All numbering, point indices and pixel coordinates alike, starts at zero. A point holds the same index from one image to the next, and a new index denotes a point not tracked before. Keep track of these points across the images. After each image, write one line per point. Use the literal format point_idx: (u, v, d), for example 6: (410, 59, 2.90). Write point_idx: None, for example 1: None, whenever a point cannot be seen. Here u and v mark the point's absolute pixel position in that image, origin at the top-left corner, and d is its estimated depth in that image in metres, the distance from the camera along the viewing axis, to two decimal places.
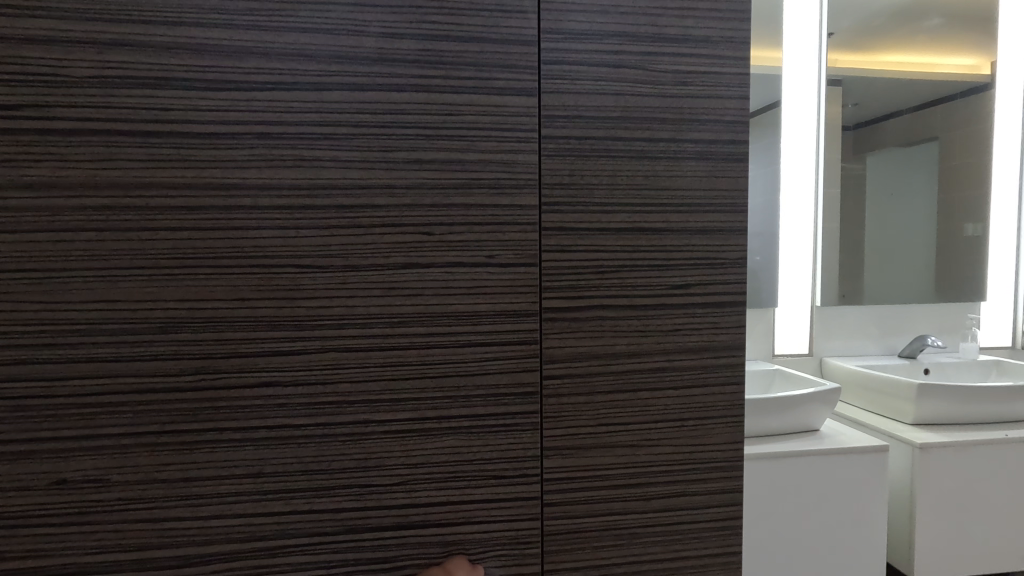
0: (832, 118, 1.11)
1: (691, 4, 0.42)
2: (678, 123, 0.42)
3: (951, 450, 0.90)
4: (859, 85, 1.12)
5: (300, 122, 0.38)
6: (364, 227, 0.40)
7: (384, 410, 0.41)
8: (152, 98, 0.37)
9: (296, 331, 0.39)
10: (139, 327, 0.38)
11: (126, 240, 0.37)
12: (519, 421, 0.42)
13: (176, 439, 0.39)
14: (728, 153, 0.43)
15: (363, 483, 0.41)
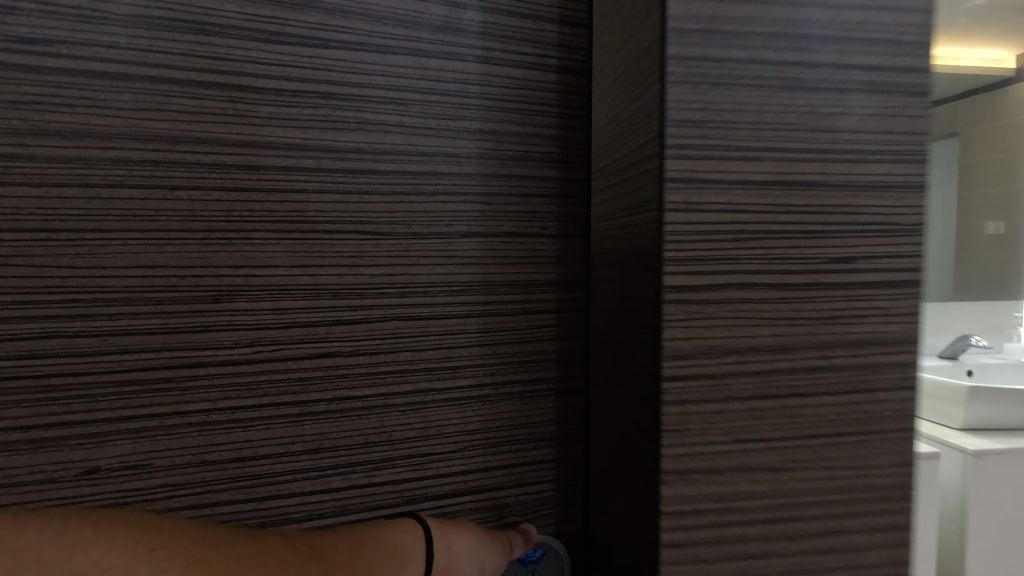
0: None
1: None
2: (866, 26, 0.29)
3: None
4: None
5: (363, 85, 0.36)
6: (426, 194, 0.37)
7: (446, 378, 0.38)
8: (205, 45, 0.33)
9: (357, 300, 0.36)
10: (184, 296, 0.34)
11: (171, 199, 0.33)
12: (568, 383, 0.41)
13: (226, 419, 0.35)
14: (918, 74, 0.30)
15: (424, 453, 0.38)
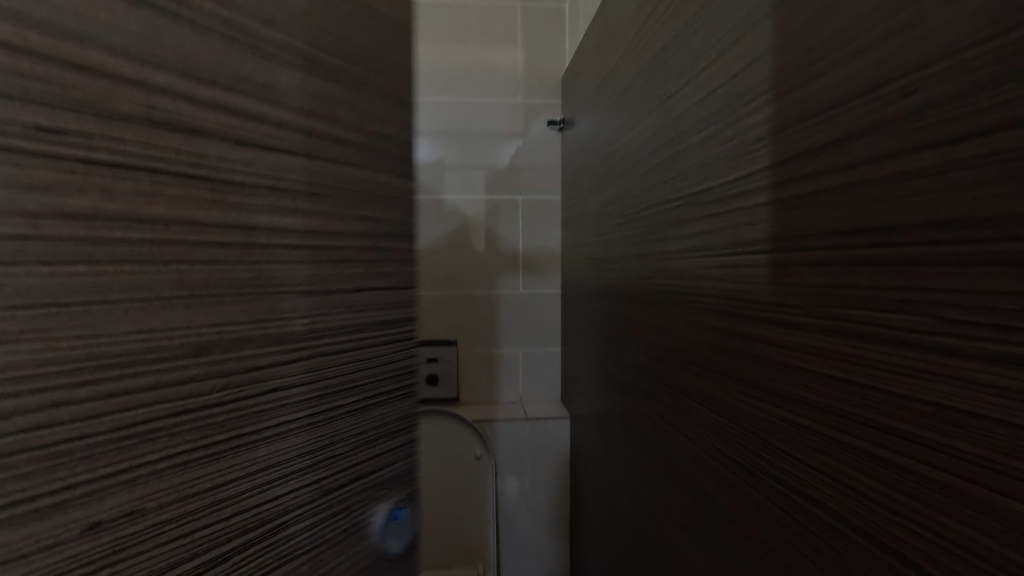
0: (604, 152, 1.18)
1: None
2: None
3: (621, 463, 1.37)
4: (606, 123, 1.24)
5: (304, 151, 0.40)
6: (349, 248, 0.44)
7: (352, 381, 0.45)
8: (200, 107, 0.33)
9: (301, 334, 0.40)
10: (173, 351, 0.32)
11: (168, 256, 0.31)
12: (411, 387, 0.53)
13: (177, 467, 0.32)
14: None
15: (340, 459, 0.44)
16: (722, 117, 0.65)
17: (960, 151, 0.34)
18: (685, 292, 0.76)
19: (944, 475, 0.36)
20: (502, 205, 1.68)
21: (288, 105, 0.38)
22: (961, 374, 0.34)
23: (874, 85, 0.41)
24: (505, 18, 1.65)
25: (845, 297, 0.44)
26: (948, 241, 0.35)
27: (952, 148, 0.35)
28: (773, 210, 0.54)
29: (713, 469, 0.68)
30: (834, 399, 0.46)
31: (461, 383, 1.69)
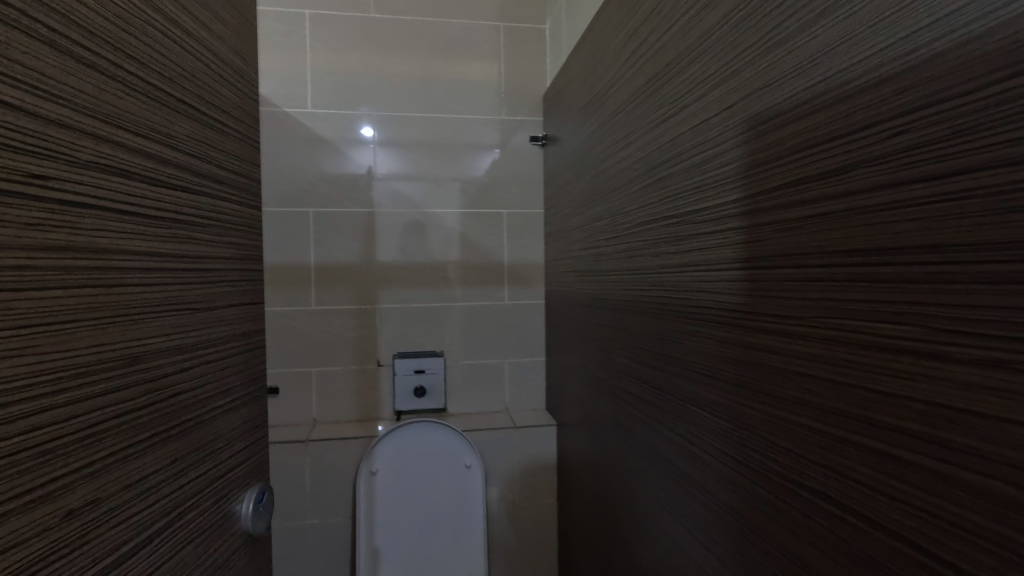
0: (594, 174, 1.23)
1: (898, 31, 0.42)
2: None
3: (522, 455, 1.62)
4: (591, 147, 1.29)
5: (179, 211, 0.54)
6: (207, 281, 0.59)
7: (215, 392, 0.61)
8: (113, 179, 0.44)
9: (184, 351, 0.55)
10: (113, 365, 0.44)
11: (110, 295, 0.44)
12: (245, 391, 0.70)
13: (107, 468, 0.43)
14: None
15: (210, 447, 0.60)
16: (715, 142, 0.70)
17: (947, 182, 0.38)
18: (681, 305, 0.80)
19: (936, 462, 0.40)
20: (488, 217, 1.73)
21: (163, 166, 0.50)
22: (957, 375, 0.38)
23: (867, 123, 0.45)
24: (488, 37, 1.71)
25: (844, 307, 0.48)
26: (942, 260, 0.39)
27: (946, 173, 0.38)
28: (771, 230, 0.58)
29: (716, 473, 0.71)
30: (840, 402, 0.49)
31: (448, 392, 1.72)
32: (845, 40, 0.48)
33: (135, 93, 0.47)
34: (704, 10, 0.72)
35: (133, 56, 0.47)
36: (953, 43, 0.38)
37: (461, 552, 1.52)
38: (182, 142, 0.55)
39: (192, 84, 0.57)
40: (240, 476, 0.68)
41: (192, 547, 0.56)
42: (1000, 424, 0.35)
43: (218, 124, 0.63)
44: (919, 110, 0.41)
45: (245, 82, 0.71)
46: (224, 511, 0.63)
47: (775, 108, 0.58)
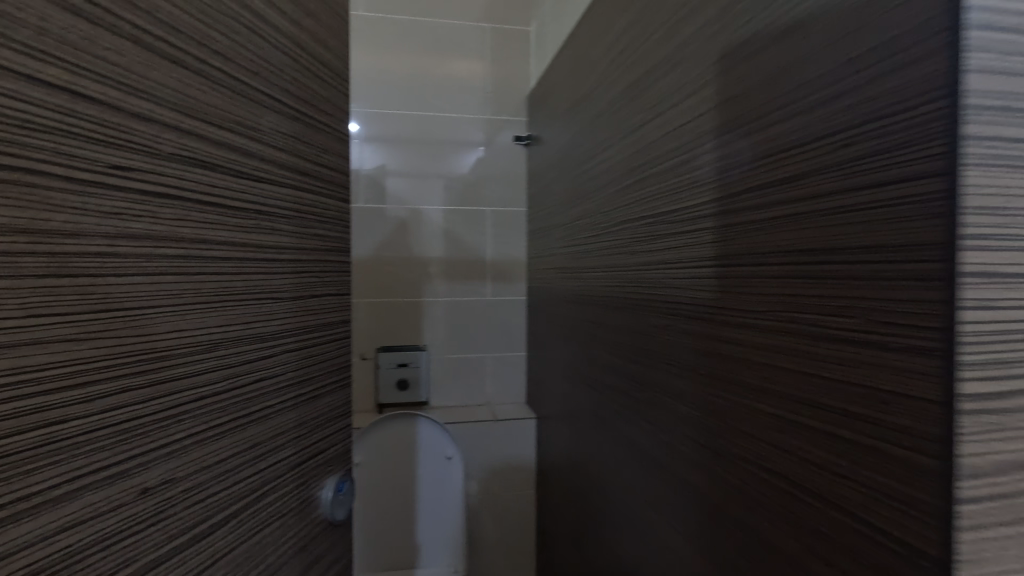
0: (578, 174, 1.26)
1: (856, 45, 0.44)
2: None
3: (505, 449, 1.65)
4: (571, 148, 1.32)
5: (260, 203, 0.54)
6: (290, 273, 0.60)
7: (297, 382, 0.62)
8: (189, 172, 0.45)
9: (265, 341, 0.55)
10: (191, 350, 0.45)
11: (188, 282, 0.45)
12: (328, 382, 0.71)
13: (183, 450, 0.44)
14: None
15: (289, 435, 0.60)
16: (691, 147, 0.73)
17: (876, 189, 0.42)
18: (658, 300, 0.84)
19: (876, 454, 0.43)
20: (472, 214, 1.76)
21: (237, 159, 0.51)
22: (882, 362, 0.42)
23: (828, 132, 0.48)
24: (475, 37, 1.74)
25: (804, 306, 0.51)
26: (872, 258, 0.42)
27: (890, 180, 0.40)
28: (738, 230, 0.62)
29: (689, 458, 0.75)
30: (797, 391, 0.53)
31: (431, 386, 1.76)
32: (812, 53, 0.50)
33: (217, 87, 0.48)
34: (682, 21, 0.76)
35: (216, 52, 0.48)
36: (898, 62, 0.40)
37: (436, 540, 1.57)
38: (267, 136, 0.55)
39: (278, 77, 0.58)
40: (322, 463, 0.68)
41: (269, 531, 0.56)
42: (912, 405, 0.39)
43: (305, 118, 0.63)
44: (857, 125, 0.44)
45: (334, 75, 0.71)
46: (304, 497, 0.64)
47: (743, 117, 0.61)
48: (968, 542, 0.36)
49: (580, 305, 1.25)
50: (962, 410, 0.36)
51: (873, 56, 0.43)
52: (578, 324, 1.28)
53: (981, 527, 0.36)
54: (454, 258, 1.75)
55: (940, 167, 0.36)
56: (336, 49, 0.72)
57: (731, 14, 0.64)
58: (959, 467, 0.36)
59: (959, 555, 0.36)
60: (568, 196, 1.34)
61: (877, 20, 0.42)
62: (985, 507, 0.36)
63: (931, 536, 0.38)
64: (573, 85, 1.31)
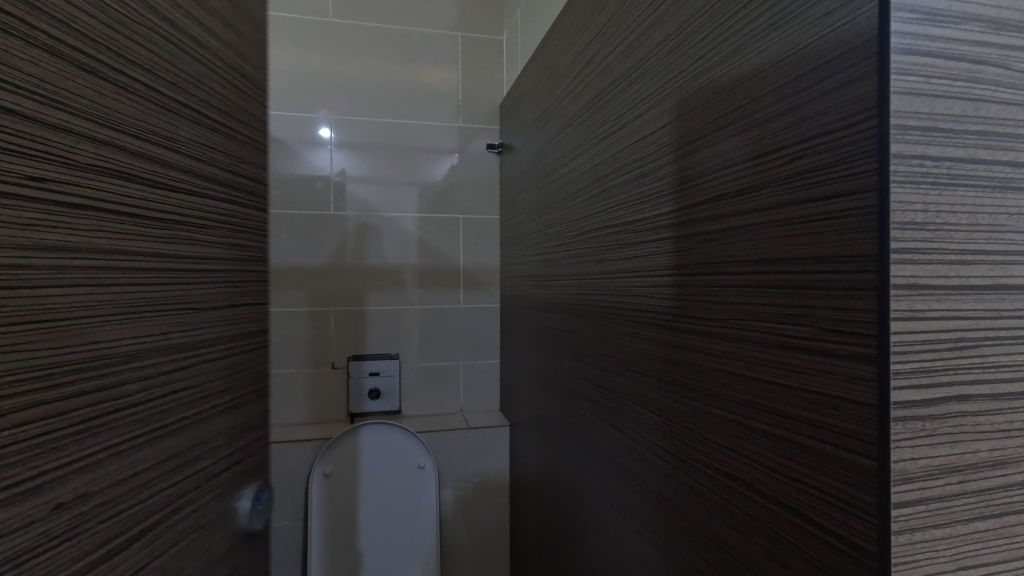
0: (547, 182, 1.27)
1: (799, 63, 0.46)
2: (994, 114, 0.39)
3: (478, 458, 1.65)
4: (540, 155, 1.33)
5: (179, 212, 0.54)
6: (207, 283, 0.60)
7: (213, 392, 0.62)
8: (109, 182, 0.44)
9: (181, 352, 0.55)
10: (110, 361, 0.45)
11: (109, 292, 0.44)
12: (243, 393, 0.70)
13: (100, 462, 0.44)
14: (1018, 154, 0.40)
15: (205, 446, 0.60)
16: (653, 157, 0.75)
17: (818, 204, 0.43)
18: (623, 308, 0.85)
19: (821, 457, 0.44)
20: (444, 222, 1.76)
21: (155, 168, 0.50)
22: (827, 368, 0.43)
23: (775, 146, 0.49)
24: (446, 45, 1.75)
25: (757, 313, 0.53)
26: (817, 267, 0.44)
27: (828, 194, 0.42)
28: (697, 240, 0.63)
29: (653, 463, 0.76)
30: (752, 396, 0.54)
31: (403, 395, 1.74)
32: (760, 70, 0.52)
33: (137, 98, 0.48)
34: (644, 34, 0.77)
35: (134, 60, 0.47)
36: (834, 84, 0.42)
37: (408, 553, 1.54)
38: (186, 144, 0.55)
39: (197, 88, 0.58)
40: (235, 476, 0.68)
41: (184, 546, 0.55)
42: (856, 409, 0.40)
43: (223, 127, 0.63)
44: (801, 141, 0.46)
45: (250, 82, 0.72)
46: (220, 509, 0.63)
47: (700, 130, 0.63)
48: (903, 544, 0.38)
49: (550, 312, 1.26)
50: (894, 416, 0.38)
51: (817, 75, 0.44)
52: (548, 331, 1.28)
53: (913, 528, 0.38)
54: (426, 268, 1.75)
55: (871, 183, 0.38)
56: (255, 59, 0.73)
57: (689, 29, 0.66)
58: (893, 470, 0.38)
59: (896, 554, 0.38)
60: (539, 204, 1.35)
61: (818, 40, 0.44)
62: (915, 508, 0.38)
63: (871, 535, 0.39)
64: (542, 93, 1.32)
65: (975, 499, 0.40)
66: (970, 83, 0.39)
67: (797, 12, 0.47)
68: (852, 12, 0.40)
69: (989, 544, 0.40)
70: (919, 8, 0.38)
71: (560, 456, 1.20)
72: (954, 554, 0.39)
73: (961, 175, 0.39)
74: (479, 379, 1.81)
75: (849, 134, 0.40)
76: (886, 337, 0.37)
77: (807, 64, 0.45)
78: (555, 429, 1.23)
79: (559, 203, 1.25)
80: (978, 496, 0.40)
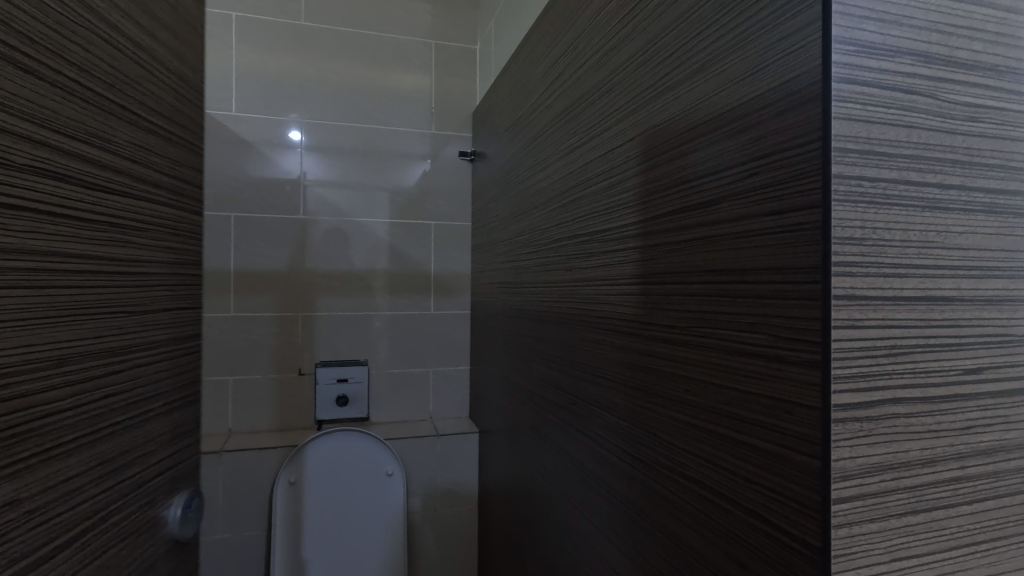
0: (518, 189, 1.29)
1: (752, 88, 0.50)
2: (925, 139, 0.43)
3: (447, 465, 1.64)
4: (512, 164, 1.35)
5: (117, 214, 0.55)
6: (144, 288, 0.61)
7: (148, 397, 0.62)
8: (44, 183, 0.45)
9: (116, 355, 0.56)
10: (40, 365, 0.45)
11: (40, 296, 0.45)
12: (181, 397, 0.70)
13: (28, 469, 0.44)
14: (950, 176, 0.43)
15: (140, 450, 0.60)
16: (620, 170, 0.77)
17: (772, 218, 0.46)
18: (590, 316, 0.87)
19: (770, 458, 0.47)
20: (416, 228, 1.76)
21: (92, 170, 0.51)
22: (778, 374, 0.45)
23: (731, 164, 0.52)
24: (420, 52, 1.75)
25: (713, 322, 0.55)
26: (772, 278, 0.46)
27: (778, 211, 0.45)
28: (660, 250, 0.66)
29: (618, 467, 0.77)
30: (709, 401, 0.56)
31: (371, 402, 1.72)
32: (718, 92, 0.55)
33: (74, 101, 0.48)
34: (612, 51, 0.80)
35: (73, 63, 0.48)
36: (783, 109, 0.45)
37: (372, 561, 1.52)
38: (124, 148, 0.56)
39: (135, 91, 0.58)
40: (167, 481, 0.67)
41: (115, 552, 0.55)
42: (802, 413, 0.43)
43: (160, 129, 0.63)
44: (757, 159, 0.48)
45: (191, 89, 0.72)
46: (151, 516, 0.63)
47: (663, 145, 0.66)
48: (842, 537, 0.41)
49: (520, 320, 1.27)
50: (836, 418, 0.40)
51: (771, 98, 0.47)
52: (518, 338, 1.29)
53: (851, 522, 0.41)
54: (398, 274, 1.74)
55: (815, 201, 0.41)
56: (193, 63, 0.73)
57: (654, 49, 0.68)
58: (834, 468, 0.40)
59: (836, 547, 0.41)
60: (509, 212, 1.36)
61: (772, 66, 0.47)
62: (853, 503, 0.41)
63: (816, 532, 0.42)
64: (514, 103, 1.34)
65: (909, 495, 0.43)
66: (903, 111, 0.42)
67: (753, 39, 0.50)
68: (800, 42, 0.43)
69: (920, 537, 0.43)
70: (859, 40, 0.41)
71: (529, 463, 1.21)
72: (888, 546, 0.42)
73: (896, 194, 0.42)
74: (450, 386, 1.81)
75: (798, 154, 0.43)
76: (828, 344, 0.40)
77: (759, 89, 0.48)
78: (523, 436, 1.24)
79: (524, 211, 1.26)
80: (911, 492, 0.43)
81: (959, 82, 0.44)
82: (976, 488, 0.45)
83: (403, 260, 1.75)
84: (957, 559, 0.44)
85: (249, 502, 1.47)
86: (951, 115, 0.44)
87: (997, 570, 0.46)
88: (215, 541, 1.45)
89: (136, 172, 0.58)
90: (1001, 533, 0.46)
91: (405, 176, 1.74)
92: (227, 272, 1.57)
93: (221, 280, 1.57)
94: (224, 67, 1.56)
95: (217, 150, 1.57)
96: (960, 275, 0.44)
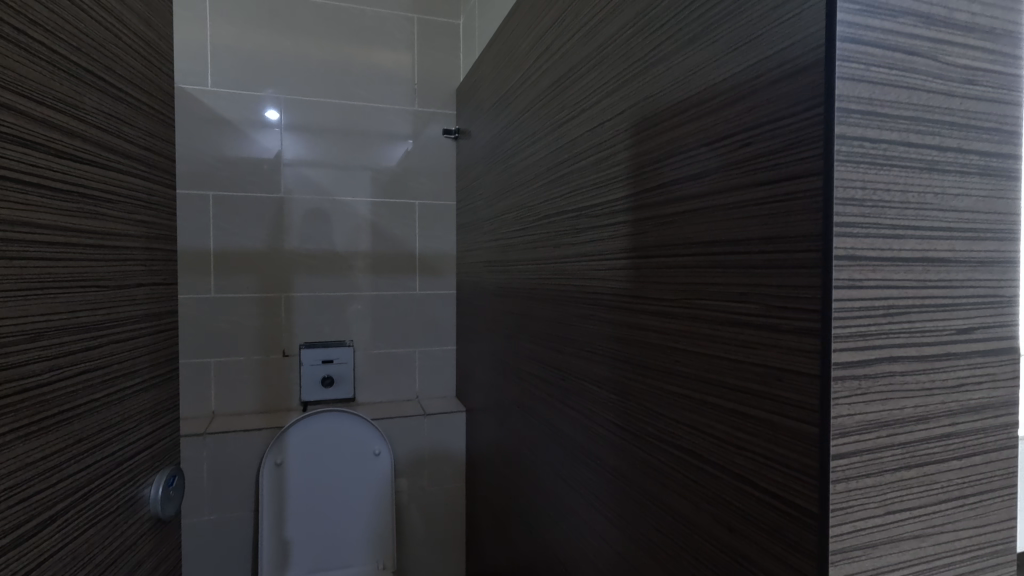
0: (504, 165, 1.28)
1: (747, 54, 0.49)
2: (926, 102, 0.43)
3: (436, 443, 1.65)
4: (497, 139, 1.33)
5: (89, 185, 0.53)
6: (117, 261, 0.59)
7: (126, 375, 0.60)
8: (13, 150, 0.43)
9: (92, 331, 0.54)
10: (13, 340, 0.44)
11: (11, 268, 0.43)
12: (158, 377, 0.68)
13: (6, 446, 0.43)
14: (947, 141, 0.44)
15: (119, 428, 0.59)
16: (610, 143, 0.76)
17: (766, 186, 0.46)
18: (579, 289, 0.87)
19: (763, 425, 0.47)
20: (399, 207, 1.73)
21: (63, 138, 0.49)
22: (773, 341, 0.46)
23: (727, 132, 0.52)
24: (401, 27, 1.71)
25: (706, 293, 0.55)
26: (764, 248, 0.46)
27: (772, 180, 0.45)
28: (650, 223, 0.66)
29: (608, 440, 0.78)
30: (701, 371, 0.57)
31: (357, 381, 1.71)
32: (712, 61, 0.54)
33: (41, 64, 0.46)
34: (602, 22, 0.79)
35: (38, 23, 0.46)
36: (776, 78, 0.45)
37: (359, 539, 1.52)
38: (92, 116, 0.54)
39: (103, 55, 0.55)
40: (147, 459, 0.65)
41: (97, 530, 0.54)
42: (798, 380, 0.43)
43: (128, 99, 0.61)
44: (750, 129, 0.48)
45: (159, 57, 0.69)
46: (132, 495, 0.62)
47: (656, 114, 0.65)
48: (840, 492, 0.42)
49: (507, 293, 1.27)
50: (834, 378, 0.41)
51: (766, 65, 0.46)
52: (505, 313, 1.29)
53: (849, 478, 0.42)
54: (382, 253, 1.72)
55: (816, 171, 0.41)
56: (160, 29, 0.69)
57: (645, 18, 0.67)
58: (833, 426, 0.41)
59: (834, 503, 0.41)
60: (495, 191, 1.36)
61: (767, 33, 0.46)
62: (852, 459, 0.42)
63: (813, 493, 0.42)
64: (499, 77, 1.31)
65: (902, 450, 0.44)
66: (905, 72, 0.42)
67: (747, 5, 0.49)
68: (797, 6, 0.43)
69: (912, 491, 0.45)
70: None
71: (517, 439, 1.21)
72: (884, 501, 0.43)
73: (895, 156, 0.42)
74: (436, 364, 1.81)
75: (794, 122, 0.43)
76: (827, 310, 0.41)
77: (755, 55, 0.48)
78: (512, 412, 1.24)
79: (508, 185, 1.25)
80: (905, 448, 0.44)
81: (959, 45, 0.44)
82: (966, 444, 0.46)
83: (387, 238, 1.73)
84: (946, 514, 0.46)
85: (235, 483, 1.46)
86: (951, 77, 0.44)
87: (982, 523, 0.47)
88: (200, 522, 1.44)
89: (107, 144, 0.56)
90: (989, 486, 0.48)
91: (388, 153, 1.72)
92: (206, 253, 1.54)
93: (200, 260, 1.53)
94: (198, 40, 1.50)
95: (192, 125, 1.52)
96: (955, 238, 0.45)
